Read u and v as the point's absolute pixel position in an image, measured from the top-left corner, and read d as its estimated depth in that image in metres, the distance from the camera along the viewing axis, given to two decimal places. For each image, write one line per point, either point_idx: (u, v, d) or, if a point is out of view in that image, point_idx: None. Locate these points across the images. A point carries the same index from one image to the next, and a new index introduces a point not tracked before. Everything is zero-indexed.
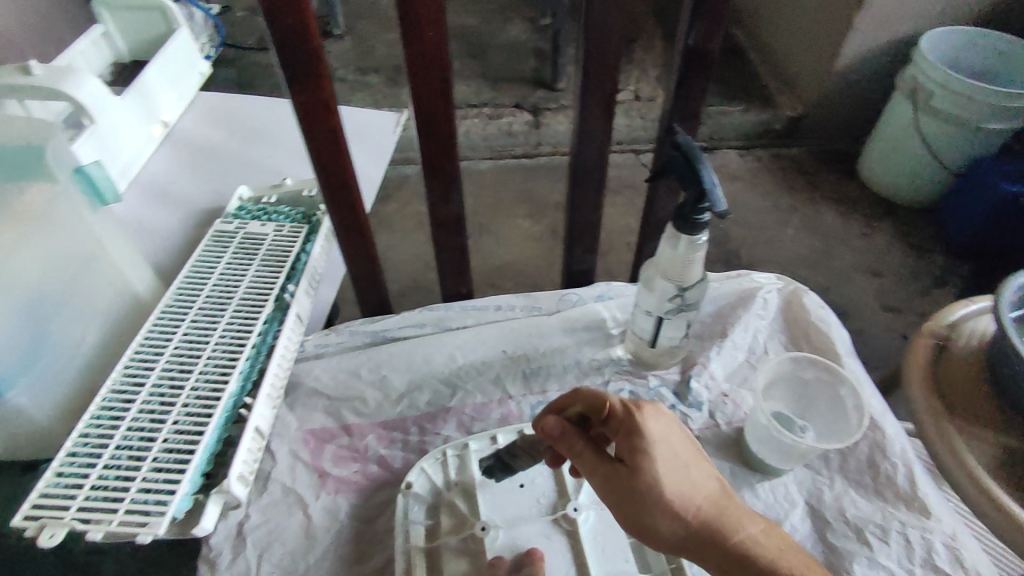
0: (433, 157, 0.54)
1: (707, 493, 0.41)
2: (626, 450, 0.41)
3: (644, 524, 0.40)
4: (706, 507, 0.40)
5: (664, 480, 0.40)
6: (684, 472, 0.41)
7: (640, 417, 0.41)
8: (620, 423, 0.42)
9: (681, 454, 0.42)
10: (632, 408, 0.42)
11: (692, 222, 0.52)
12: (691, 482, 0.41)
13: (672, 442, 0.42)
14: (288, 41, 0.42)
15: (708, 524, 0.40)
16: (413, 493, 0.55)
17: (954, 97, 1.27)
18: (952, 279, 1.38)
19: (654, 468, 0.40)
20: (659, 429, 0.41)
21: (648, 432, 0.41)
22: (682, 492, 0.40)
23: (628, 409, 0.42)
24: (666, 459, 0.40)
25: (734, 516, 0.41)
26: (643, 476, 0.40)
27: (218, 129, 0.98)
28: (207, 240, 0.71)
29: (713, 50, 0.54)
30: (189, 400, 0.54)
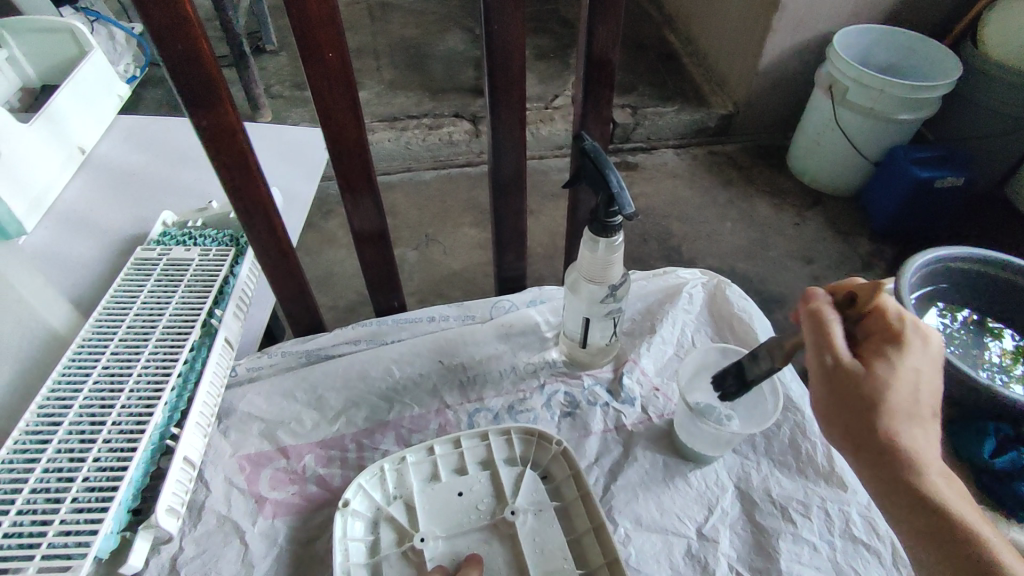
0: (348, 174, 0.54)
1: (923, 435, 0.41)
2: (874, 357, 0.42)
3: (840, 412, 0.42)
4: (912, 439, 0.40)
5: (896, 396, 0.40)
6: (910, 405, 0.41)
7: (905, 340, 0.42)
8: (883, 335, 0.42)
9: (919, 388, 0.41)
10: (909, 327, 0.42)
11: (606, 225, 0.54)
12: (919, 418, 0.41)
13: (920, 376, 0.41)
14: (182, 67, 0.42)
15: (910, 454, 0.40)
16: (350, 510, 0.54)
17: (864, 91, 1.35)
18: (877, 261, 1.46)
19: (892, 384, 0.41)
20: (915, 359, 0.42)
21: (905, 355, 0.41)
22: (903, 419, 0.40)
23: (901, 327, 0.42)
24: (906, 385, 0.41)
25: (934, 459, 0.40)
26: (878, 386, 0.40)
27: (142, 154, 0.95)
28: (129, 268, 0.69)
29: (616, 60, 0.57)
30: (111, 435, 0.52)
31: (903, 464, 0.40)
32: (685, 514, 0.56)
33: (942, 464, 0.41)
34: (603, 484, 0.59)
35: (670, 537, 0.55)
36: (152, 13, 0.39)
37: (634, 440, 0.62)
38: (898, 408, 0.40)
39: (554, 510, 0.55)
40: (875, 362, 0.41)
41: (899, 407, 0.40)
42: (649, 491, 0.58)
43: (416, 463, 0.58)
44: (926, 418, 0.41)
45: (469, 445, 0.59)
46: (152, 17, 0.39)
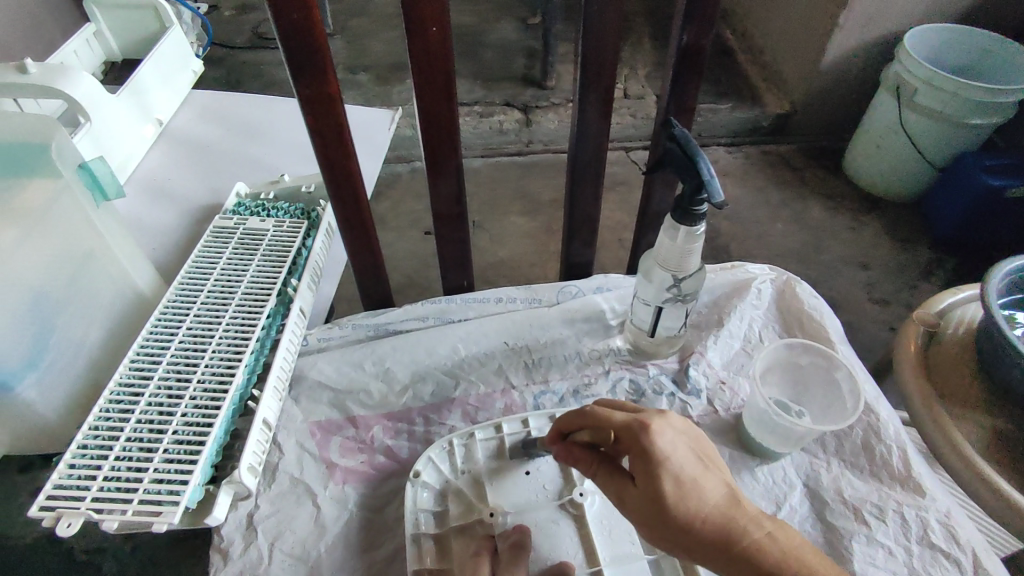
0: (436, 151, 0.55)
1: (722, 500, 0.39)
2: (636, 466, 0.41)
3: (652, 525, 0.39)
4: (719, 514, 0.39)
5: (672, 486, 0.39)
6: (698, 478, 0.39)
7: (646, 430, 0.41)
8: (624, 436, 0.42)
9: (694, 462, 0.40)
10: (639, 422, 0.41)
11: (690, 213, 0.53)
12: (704, 488, 0.39)
13: (684, 453, 0.40)
14: (293, 35, 0.43)
15: (720, 532, 0.38)
16: (421, 481, 0.55)
17: (936, 93, 1.30)
18: (937, 271, 1.41)
19: (659, 478, 0.39)
20: (668, 443, 0.40)
21: (655, 444, 0.40)
22: (693, 503, 0.39)
23: (635, 424, 0.41)
24: (674, 470, 0.39)
25: (745, 522, 0.39)
26: (649, 485, 0.39)
27: (214, 128, 0.98)
28: (208, 236, 0.72)
29: (707, 47, 0.56)
30: (197, 392, 0.55)
31: (722, 544, 0.38)
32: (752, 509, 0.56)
33: (758, 517, 0.39)
34: None
35: None
36: None
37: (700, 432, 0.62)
38: (678, 498, 0.39)
39: None
40: (641, 474, 0.40)
41: (684, 490, 0.39)
42: None
43: (484, 440, 0.58)
44: (718, 484, 0.40)
45: (537, 425, 0.59)
46: None
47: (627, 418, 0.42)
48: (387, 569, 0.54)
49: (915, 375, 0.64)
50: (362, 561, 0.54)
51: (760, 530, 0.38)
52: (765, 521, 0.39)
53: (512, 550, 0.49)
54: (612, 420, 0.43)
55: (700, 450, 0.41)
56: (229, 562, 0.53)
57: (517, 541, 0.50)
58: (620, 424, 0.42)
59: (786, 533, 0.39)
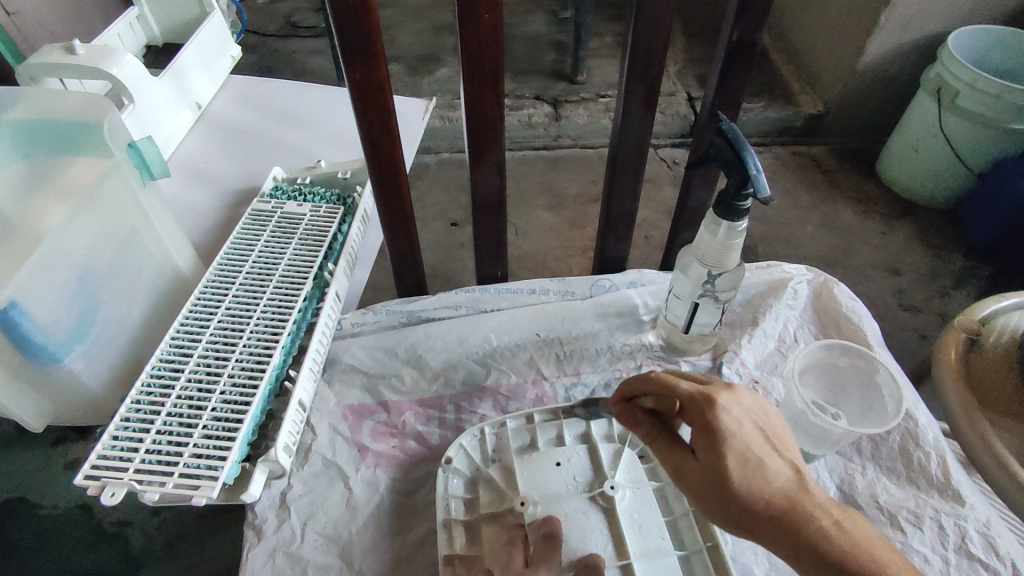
0: (479, 140, 0.55)
1: (788, 483, 0.39)
2: (700, 440, 0.40)
3: (714, 501, 0.39)
4: (784, 496, 0.39)
5: (737, 465, 0.39)
6: (764, 459, 0.39)
7: (712, 405, 0.40)
8: (690, 409, 0.41)
9: (760, 441, 0.40)
10: (706, 397, 0.41)
11: (733, 208, 0.53)
12: (768, 470, 0.39)
13: (751, 432, 0.40)
14: (348, 20, 0.43)
15: (785, 515, 0.38)
16: (452, 467, 0.56)
17: (979, 96, 1.27)
18: (972, 279, 1.38)
19: (725, 456, 0.39)
20: (734, 421, 0.40)
21: (720, 420, 0.40)
22: (758, 484, 0.39)
23: (701, 398, 0.41)
24: (740, 451, 0.39)
25: (815, 508, 0.38)
26: (714, 460, 0.39)
27: (250, 113, 0.99)
28: (246, 218, 0.73)
29: (757, 41, 0.55)
30: (235, 371, 0.56)
31: (782, 527, 0.38)
32: None
33: (824, 503, 0.39)
34: None
35: None
36: None
37: None
38: (743, 477, 0.38)
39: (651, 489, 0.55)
40: (703, 448, 0.40)
41: (749, 470, 0.39)
42: None
43: (515, 430, 0.59)
44: (783, 466, 0.40)
45: (568, 417, 0.59)
46: None
47: (693, 390, 0.42)
48: (416, 553, 0.54)
49: (956, 383, 0.62)
50: (392, 544, 0.55)
51: (827, 517, 0.38)
52: (834, 507, 0.39)
53: (545, 540, 0.49)
54: (677, 389, 0.42)
55: (768, 429, 0.41)
56: (262, 539, 0.54)
57: (548, 532, 0.50)
58: (686, 395, 0.42)
59: (851, 519, 0.39)
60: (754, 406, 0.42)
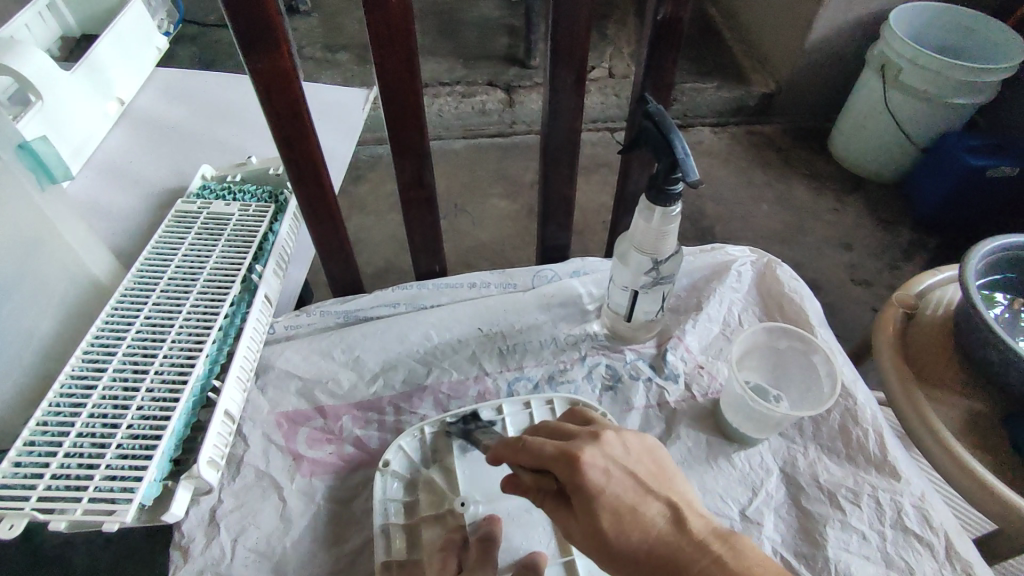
0: (401, 130, 0.52)
1: (664, 528, 0.37)
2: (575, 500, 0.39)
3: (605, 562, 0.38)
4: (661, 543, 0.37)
5: (609, 518, 0.38)
6: (634, 507, 0.38)
7: (575, 463, 0.39)
8: (559, 474, 0.40)
9: (631, 489, 0.39)
10: (567, 457, 0.40)
11: (665, 192, 0.51)
12: (644, 519, 0.38)
13: (619, 481, 0.39)
14: (244, 6, 0.40)
15: (664, 560, 0.36)
16: (391, 470, 0.54)
17: (921, 72, 1.28)
18: (919, 251, 1.41)
19: (598, 514, 0.38)
20: (599, 474, 0.39)
21: (584, 479, 0.39)
22: (633, 535, 0.37)
23: (563, 461, 0.40)
24: (610, 503, 0.38)
25: (696, 547, 0.36)
26: (588, 522, 0.38)
27: (180, 107, 0.94)
28: (169, 220, 0.69)
29: (684, 19, 0.53)
30: (154, 384, 0.52)
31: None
32: (727, 496, 0.55)
33: (705, 540, 0.36)
34: None
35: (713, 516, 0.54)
36: None
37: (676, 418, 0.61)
38: (616, 530, 0.37)
39: None
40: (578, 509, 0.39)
41: (622, 521, 0.37)
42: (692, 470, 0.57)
43: (456, 428, 0.57)
44: (658, 510, 0.38)
45: (511, 412, 0.57)
46: None
47: (554, 452, 0.40)
48: (354, 563, 0.53)
49: (893, 355, 0.63)
50: (329, 556, 0.53)
51: (708, 556, 0.36)
52: (719, 541, 0.36)
53: (482, 544, 0.48)
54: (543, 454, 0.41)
55: (636, 471, 0.40)
56: (190, 559, 0.51)
57: (485, 537, 0.48)
58: (550, 458, 0.40)
59: (740, 557, 0.36)
60: (627, 450, 0.41)
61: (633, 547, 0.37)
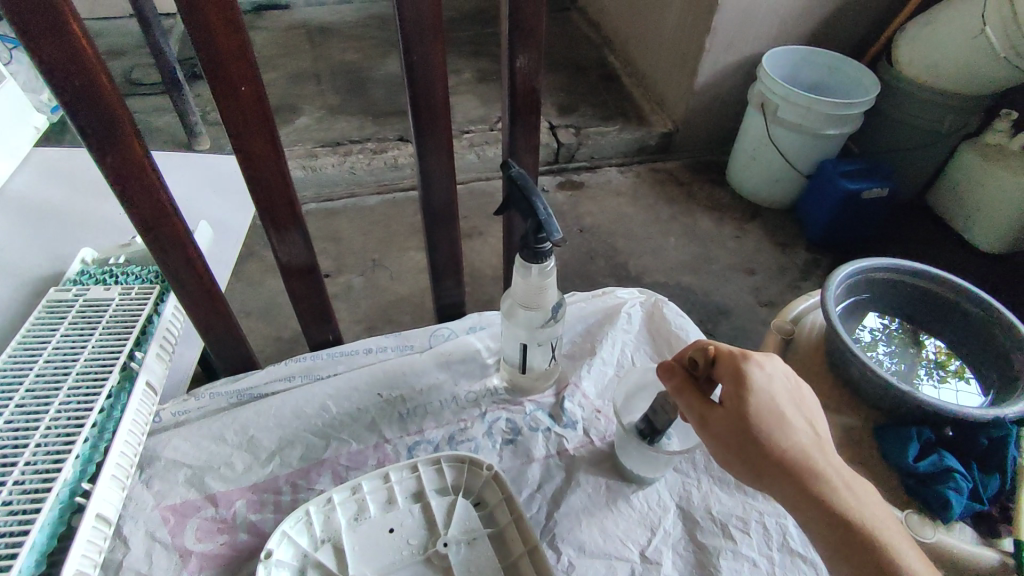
0: (271, 206, 0.53)
1: (808, 442, 0.44)
2: (727, 391, 0.46)
3: (736, 455, 0.44)
4: (803, 454, 0.43)
5: (766, 414, 0.44)
6: (788, 416, 0.45)
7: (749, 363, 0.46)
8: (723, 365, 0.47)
9: (786, 402, 0.45)
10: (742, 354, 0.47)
11: (535, 250, 0.54)
12: (796, 430, 0.44)
13: (780, 391, 0.46)
14: (82, 102, 0.40)
15: (799, 463, 0.43)
16: (274, 560, 0.51)
17: (793, 108, 1.41)
18: (813, 270, 1.51)
19: (754, 408, 0.44)
20: (765, 378, 0.46)
21: (751, 377, 0.45)
22: (780, 437, 0.44)
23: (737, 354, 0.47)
24: (770, 402, 0.45)
25: (830, 466, 0.43)
26: (743, 408, 0.44)
27: (62, 188, 0.91)
28: (41, 310, 0.65)
29: (539, 87, 0.57)
30: (13, 495, 0.48)
31: (786, 480, 0.43)
32: (627, 537, 0.56)
33: (837, 466, 0.44)
34: (546, 512, 0.58)
35: (614, 561, 0.55)
36: (42, 47, 0.37)
37: (575, 465, 0.62)
38: (768, 427, 0.44)
39: (488, 536, 0.54)
40: (730, 398, 0.45)
41: (775, 422, 0.44)
42: (593, 516, 0.58)
43: (343, 502, 0.56)
44: (804, 427, 0.45)
45: (399, 479, 0.58)
46: (43, 53, 0.37)
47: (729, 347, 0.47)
48: None
49: None
50: None
51: (836, 476, 0.43)
52: (847, 471, 0.44)
53: None
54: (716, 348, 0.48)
55: (796, 392, 0.47)
56: None
57: None
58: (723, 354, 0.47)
59: (859, 488, 0.43)
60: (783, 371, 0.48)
61: (775, 445, 0.43)
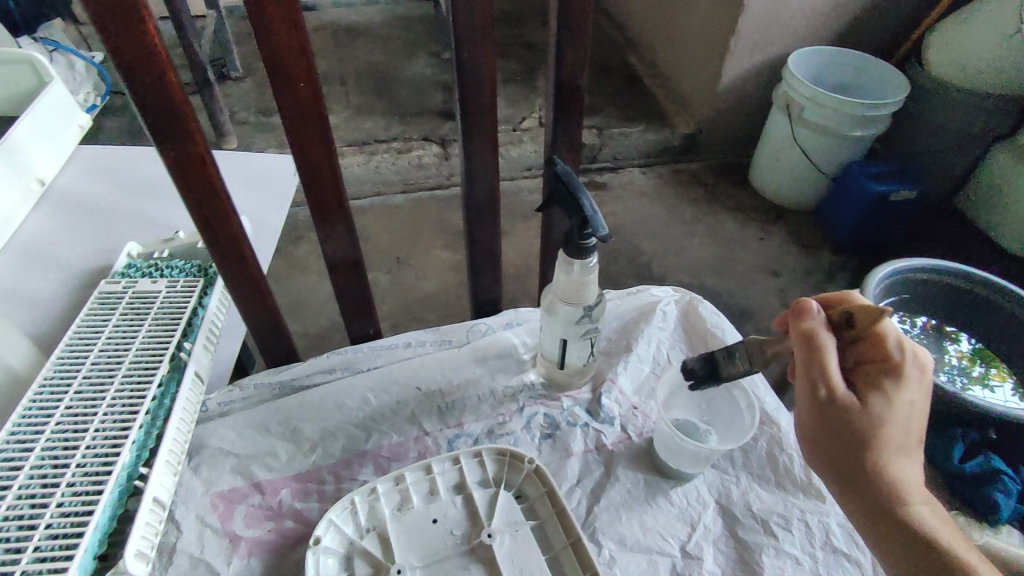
0: (321, 201, 0.54)
1: (910, 466, 0.44)
2: (867, 380, 0.44)
3: (837, 442, 0.44)
4: (905, 475, 0.43)
5: (890, 421, 0.43)
6: (909, 435, 0.44)
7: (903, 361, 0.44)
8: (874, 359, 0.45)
9: (917, 420, 0.44)
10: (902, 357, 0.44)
11: (580, 246, 0.54)
12: (909, 453, 0.43)
13: (915, 405, 0.44)
14: (151, 99, 0.41)
15: (898, 481, 0.43)
16: (322, 548, 0.53)
17: (820, 109, 1.40)
18: (840, 273, 1.50)
19: (882, 414, 0.43)
20: (912, 384, 0.44)
21: (898, 380, 0.44)
22: (892, 448, 0.43)
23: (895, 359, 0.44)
24: (906, 417, 0.43)
25: (923, 496, 0.43)
26: (872, 405, 0.43)
27: (105, 184, 0.93)
28: (92, 302, 0.67)
29: (583, 85, 0.58)
30: (75, 478, 0.50)
31: (879, 492, 0.43)
32: (668, 532, 0.57)
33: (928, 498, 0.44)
34: (586, 505, 0.59)
35: (655, 556, 0.55)
36: (119, 45, 0.38)
37: (613, 461, 0.62)
38: (890, 435, 0.43)
39: (530, 528, 0.55)
40: (865, 387, 0.44)
41: (897, 433, 0.43)
42: (632, 511, 0.58)
43: (387, 493, 0.57)
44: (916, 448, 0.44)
45: (441, 469, 0.59)
46: (119, 50, 0.39)
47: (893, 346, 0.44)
48: None
49: None
50: None
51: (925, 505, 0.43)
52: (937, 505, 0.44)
53: None
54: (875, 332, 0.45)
55: (927, 410, 0.45)
56: None
57: None
58: (880, 342, 0.45)
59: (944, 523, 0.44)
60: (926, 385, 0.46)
61: (882, 455, 0.43)
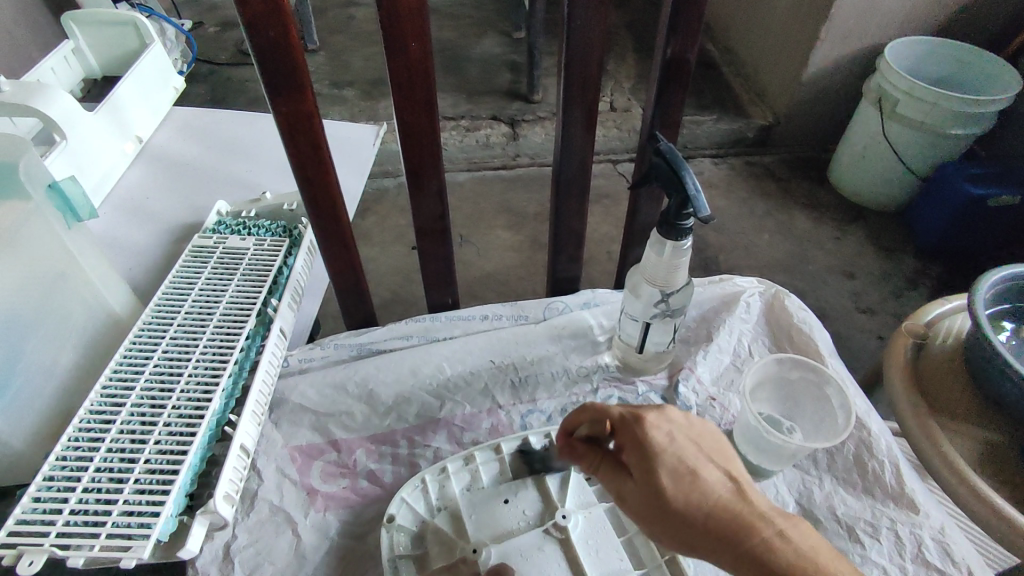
0: (418, 164, 0.53)
1: (723, 491, 0.39)
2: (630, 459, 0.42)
3: (658, 528, 0.40)
4: (719, 506, 0.39)
5: (670, 477, 0.40)
6: (695, 469, 0.40)
7: (641, 423, 0.43)
8: (621, 430, 0.44)
9: (694, 455, 0.41)
10: (635, 417, 0.44)
11: (676, 227, 0.52)
12: (702, 484, 0.40)
13: (681, 444, 0.42)
14: (270, 53, 0.42)
15: (720, 518, 0.38)
16: (396, 525, 0.53)
17: (917, 104, 1.31)
18: (922, 279, 1.41)
19: (657, 471, 0.41)
20: (663, 435, 0.42)
21: (648, 435, 0.42)
22: (693, 496, 0.39)
23: (631, 419, 0.44)
24: (670, 461, 0.41)
25: (757, 516, 0.38)
26: (646, 476, 0.41)
27: (196, 145, 0.96)
28: (186, 255, 0.69)
29: (690, 59, 0.55)
30: (171, 418, 0.52)
31: (725, 550, 0.38)
32: None
33: (766, 512, 0.38)
34: None
35: None
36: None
37: None
38: (677, 488, 0.40)
39: (603, 510, 0.54)
40: (634, 465, 0.42)
41: (683, 480, 0.40)
42: None
43: (457, 473, 0.57)
44: (718, 476, 0.40)
45: (509, 451, 0.59)
46: (247, 4, 0.39)
47: (624, 412, 0.45)
48: None
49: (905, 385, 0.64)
50: None
51: (769, 527, 0.37)
52: (780, 515, 0.38)
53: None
54: (610, 413, 0.46)
55: (700, 443, 0.42)
56: None
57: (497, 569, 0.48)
58: (616, 416, 0.45)
59: (800, 531, 0.37)
60: (686, 419, 0.44)
61: (690, 507, 0.39)
